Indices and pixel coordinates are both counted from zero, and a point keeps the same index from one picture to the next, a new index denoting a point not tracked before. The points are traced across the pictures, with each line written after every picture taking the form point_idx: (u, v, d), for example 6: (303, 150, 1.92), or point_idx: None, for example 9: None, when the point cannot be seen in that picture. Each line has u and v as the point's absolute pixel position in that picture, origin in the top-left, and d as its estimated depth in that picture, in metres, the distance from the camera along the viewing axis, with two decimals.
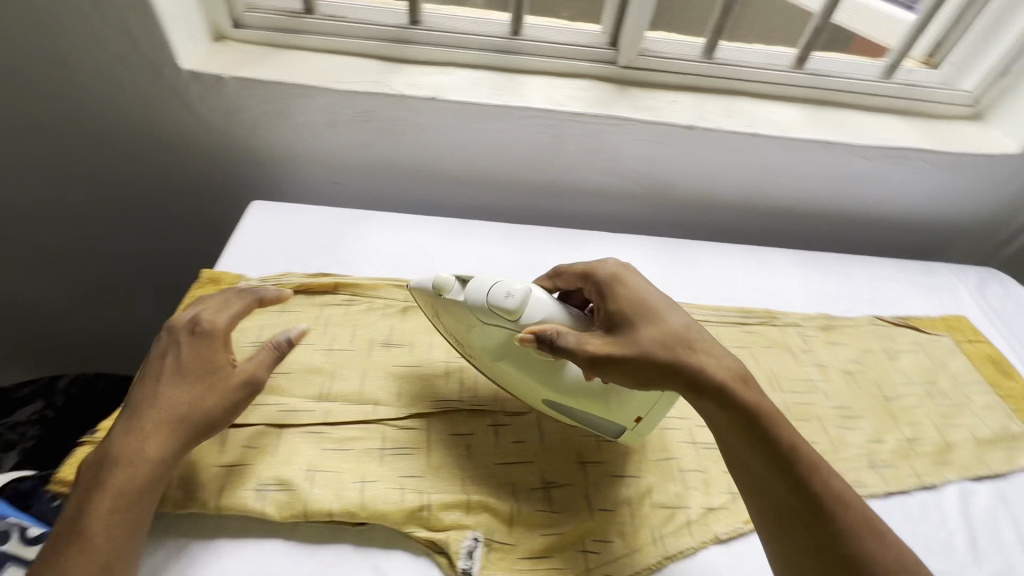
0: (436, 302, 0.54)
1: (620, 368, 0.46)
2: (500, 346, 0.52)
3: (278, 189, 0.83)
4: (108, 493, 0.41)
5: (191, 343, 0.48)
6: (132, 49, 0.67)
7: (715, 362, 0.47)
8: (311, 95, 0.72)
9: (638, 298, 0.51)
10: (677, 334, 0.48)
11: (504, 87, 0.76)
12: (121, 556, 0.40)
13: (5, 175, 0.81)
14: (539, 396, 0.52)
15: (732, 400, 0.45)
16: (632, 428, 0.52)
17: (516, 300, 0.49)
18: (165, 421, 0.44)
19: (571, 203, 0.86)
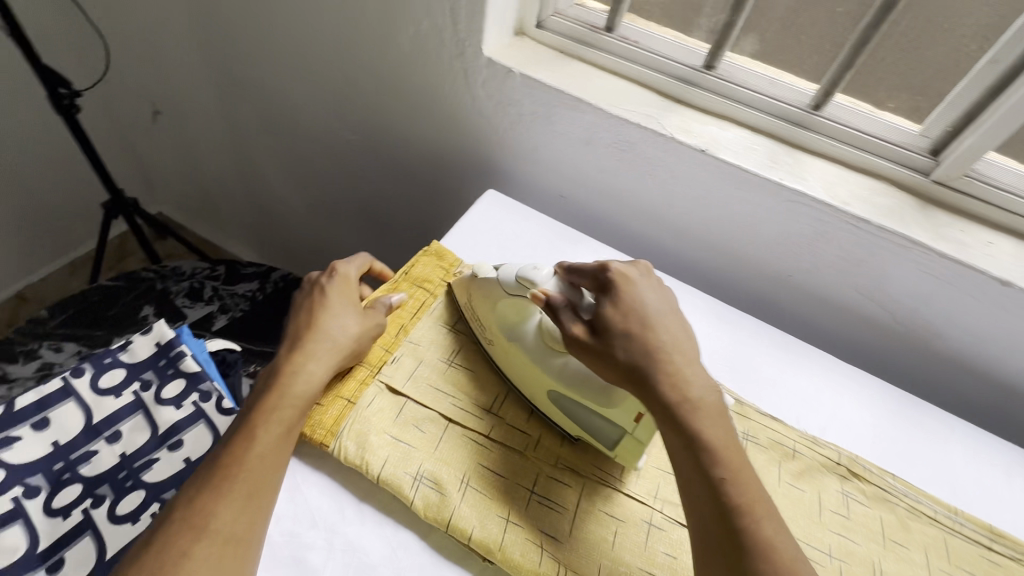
0: (471, 286, 0.56)
1: (596, 360, 0.46)
2: (519, 323, 0.52)
3: (508, 181, 0.86)
4: (272, 398, 0.45)
5: (332, 286, 0.54)
6: (449, 27, 0.72)
7: (685, 385, 0.44)
8: (582, 111, 0.71)
9: (632, 299, 0.47)
10: (654, 345, 0.45)
11: (783, 162, 0.68)
12: (278, 459, 0.43)
13: (310, 97, 0.95)
14: (544, 387, 0.51)
15: (681, 423, 0.42)
16: (633, 432, 0.47)
17: (539, 275, 0.50)
18: (320, 342, 0.49)
19: (798, 303, 0.75)
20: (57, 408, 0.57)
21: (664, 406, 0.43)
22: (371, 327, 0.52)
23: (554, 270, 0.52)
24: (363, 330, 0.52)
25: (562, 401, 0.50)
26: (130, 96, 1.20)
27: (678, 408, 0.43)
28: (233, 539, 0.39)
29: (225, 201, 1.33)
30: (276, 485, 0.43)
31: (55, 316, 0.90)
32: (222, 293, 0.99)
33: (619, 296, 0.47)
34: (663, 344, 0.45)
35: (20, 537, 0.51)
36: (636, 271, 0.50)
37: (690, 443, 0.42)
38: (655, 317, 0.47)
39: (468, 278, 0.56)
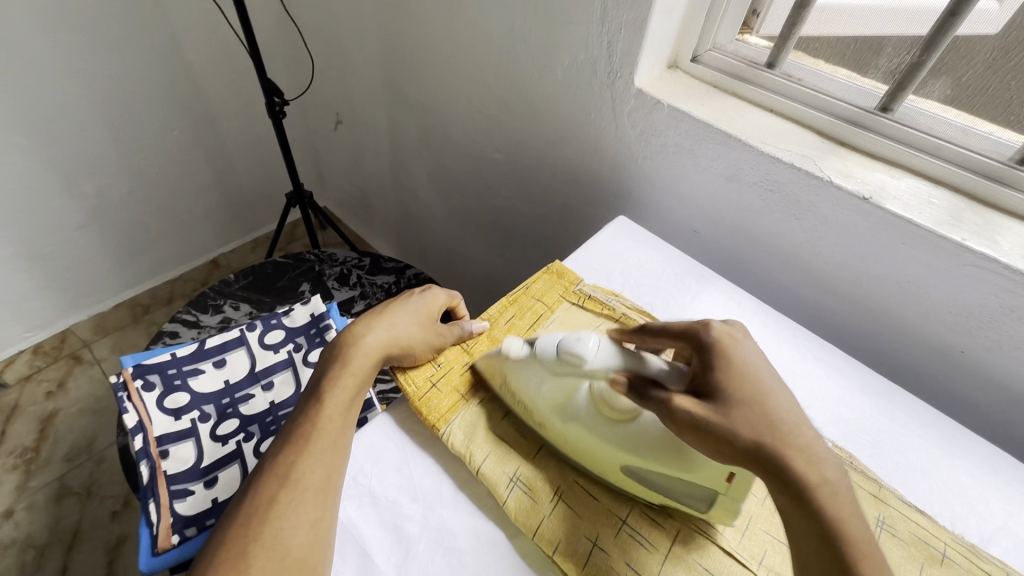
0: (503, 367, 0.51)
1: (713, 440, 0.41)
2: (568, 402, 0.48)
3: (640, 210, 0.85)
4: (339, 368, 0.51)
5: (412, 297, 0.59)
6: (605, 58, 0.74)
7: (818, 464, 0.40)
8: (729, 146, 0.69)
9: (745, 366, 0.44)
10: (777, 420, 0.41)
11: (970, 221, 0.59)
12: (343, 423, 0.48)
13: (464, 115, 1.04)
14: (617, 461, 0.46)
15: (817, 510, 0.38)
16: (725, 493, 0.44)
17: (585, 347, 0.47)
18: (378, 326, 0.54)
19: (970, 387, 0.64)
20: (233, 352, 0.70)
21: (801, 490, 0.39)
22: (431, 331, 0.56)
23: (601, 341, 0.48)
24: (421, 326, 0.56)
25: (648, 474, 0.46)
26: (321, 107, 1.43)
27: (815, 493, 0.39)
28: (312, 487, 0.43)
29: (378, 201, 1.51)
30: (347, 442, 0.47)
31: (237, 280, 1.09)
32: (365, 281, 1.10)
33: (729, 360, 0.44)
34: (788, 419, 0.42)
35: (190, 452, 0.62)
36: (733, 335, 0.47)
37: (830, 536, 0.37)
38: (768, 387, 0.43)
39: (496, 356, 0.52)
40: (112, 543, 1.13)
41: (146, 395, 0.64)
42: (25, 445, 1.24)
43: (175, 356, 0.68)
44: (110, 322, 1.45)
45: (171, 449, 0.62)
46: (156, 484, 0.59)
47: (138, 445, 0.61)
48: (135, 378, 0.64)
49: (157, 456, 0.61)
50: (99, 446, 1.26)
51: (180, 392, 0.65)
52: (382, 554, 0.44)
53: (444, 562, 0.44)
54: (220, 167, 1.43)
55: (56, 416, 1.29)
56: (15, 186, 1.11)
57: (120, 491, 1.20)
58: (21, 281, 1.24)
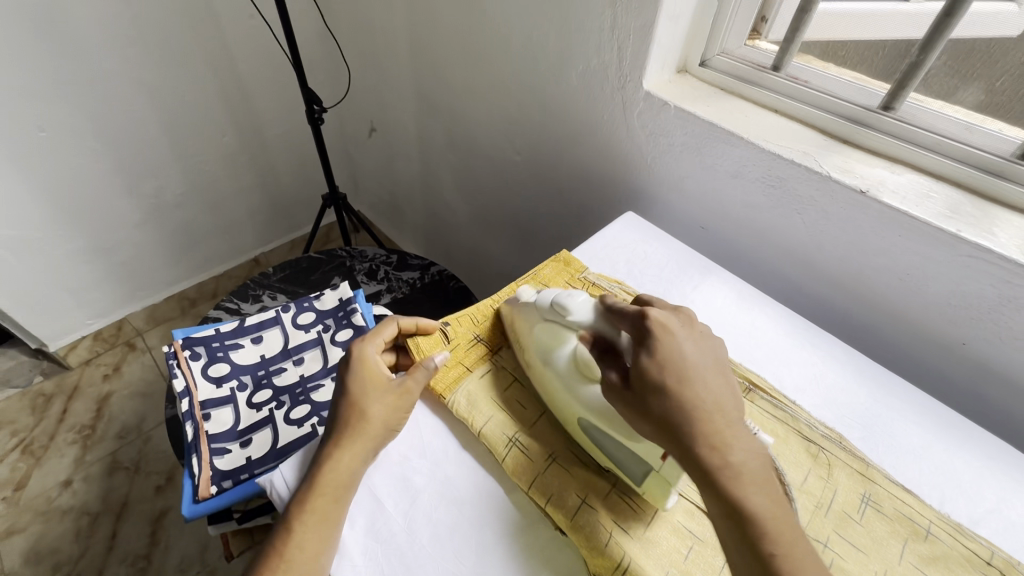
0: (515, 311, 0.58)
1: (635, 413, 0.44)
2: (555, 350, 0.53)
3: (650, 208, 0.89)
4: (308, 492, 0.47)
5: (352, 373, 0.53)
6: (616, 65, 0.79)
7: (726, 446, 0.41)
8: (732, 145, 0.72)
9: (672, 353, 0.44)
10: (692, 403, 0.43)
11: (968, 214, 0.60)
12: (316, 551, 0.44)
13: (487, 120, 1.11)
14: (575, 415, 0.51)
15: (720, 490, 0.40)
16: (659, 470, 0.46)
17: (572, 301, 0.52)
18: (342, 436, 0.49)
19: (973, 379, 0.65)
20: (269, 330, 0.77)
21: (706, 472, 0.41)
22: (395, 402, 0.51)
23: (593, 302, 0.52)
24: (381, 401, 0.51)
25: (589, 426, 0.50)
26: (357, 115, 1.52)
27: (719, 473, 0.41)
28: None
29: (407, 204, 1.59)
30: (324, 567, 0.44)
31: (276, 273, 1.18)
32: (391, 276, 1.17)
33: (657, 347, 0.45)
34: (704, 403, 0.43)
35: (229, 416, 0.69)
36: (678, 320, 0.48)
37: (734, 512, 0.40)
38: (693, 369, 0.44)
39: (513, 303, 0.60)
40: (156, 514, 1.23)
41: (193, 363, 0.72)
42: (83, 422, 1.36)
43: (219, 331, 0.76)
44: (160, 314, 1.57)
45: (213, 412, 0.69)
46: (198, 441, 0.66)
47: (184, 407, 0.68)
48: (183, 348, 0.72)
49: (200, 417, 0.68)
50: (147, 426, 1.37)
51: (222, 362, 0.73)
52: (392, 500, 0.49)
53: (446, 509, 0.48)
54: (264, 171, 1.54)
55: (110, 397, 1.41)
56: (85, 186, 1.24)
57: (164, 468, 1.30)
58: (86, 272, 1.37)
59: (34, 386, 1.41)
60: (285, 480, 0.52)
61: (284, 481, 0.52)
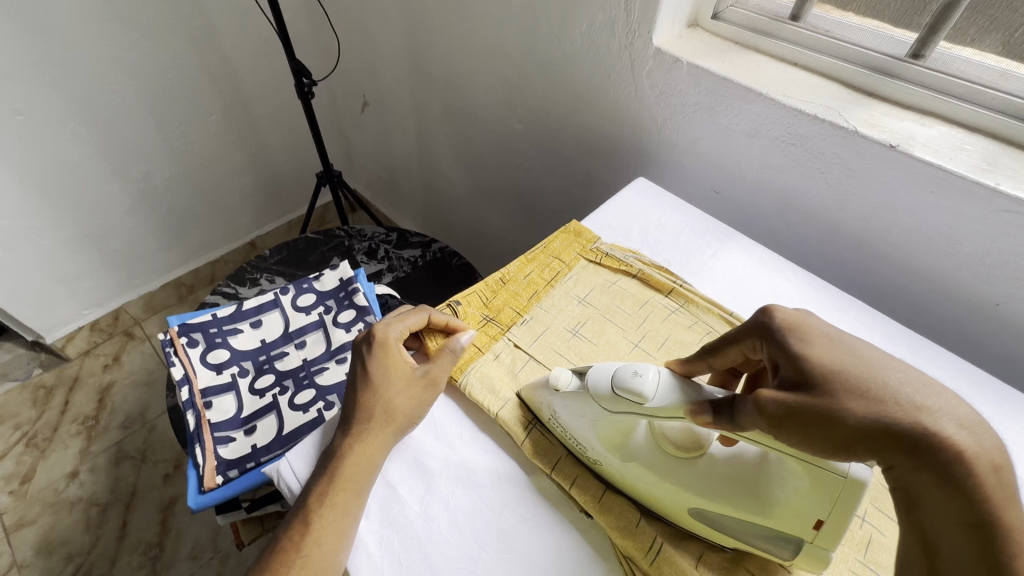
0: (552, 403, 0.47)
1: (819, 422, 0.35)
2: (627, 440, 0.44)
3: (660, 173, 0.85)
4: (326, 482, 0.45)
5: (373, 358, 0.51)
6: (624, 18, 0.74)
7: (965, 430, 0.32)
8: (749, 102, 0.68)
9: (832, 337, 0.38)
10: (896, 381, 0.35)
11: (1007, 165, 0.56)
12: (335, 542, 0.42)
13: (486, 87, 1.05)
14: (682, 505, 0.42)
15: (966, 487, 0.31)
16: (813, 541, 0.39)
17: (644, 383, 0.41)
18: (362, 425, 0.48)
19: (1004, 340, 0.62)
20: (268, 313, 0.74)
21: (942, 466, 0.32)
22: (416, 393, 0.50)
23: (659, 368, 0.42)
24: (402, 390, 0.49)
25: (712, 516, 0.42)
26: (349, 89, 1.46)
27: (966, 465, 0.31)
28: None
29: (405, 180, 1.54)
30: (341, 557, 0.42)
31: (273, 255, 1.14)
32: (392, 255, 1.13)
33: (810, 339, 0.39)
34: (908, 384, 0.35)
35: (231, 403, 0.67)
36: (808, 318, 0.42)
37: (975, 519, 0.31)
38: (869, 355, 0.37)
39: (546, 390, 0.47)
40: (165, 502, 1.22)
41: (190, 350, 0.69)
42: (86, 413, 1.34)
43: (216, 316, 0.72)
44: (157, 301, 1.54)
45: (214, 401, 0.66)
46: (201, 431, 0.64)
47: (184, 396, 0.66)
48: (180, 335, 0.69)
49: (201, 406, 0.65)
50: (151, 415, 1.35)
51: (221, 348, 0.70)
52: (406, 486, 0.47)
53: (463, 494, 0.46)
54: (254, 150, 1.49)
55: (112, 387, 1.39)
56: (68, 171, 1.19)
57: (171, 456, 1.29)
58: (77, 261, 1.33)
59: (33, 378, 1.38)
60: (293, 470, 0.50)
61: (292, 470, 0.49)
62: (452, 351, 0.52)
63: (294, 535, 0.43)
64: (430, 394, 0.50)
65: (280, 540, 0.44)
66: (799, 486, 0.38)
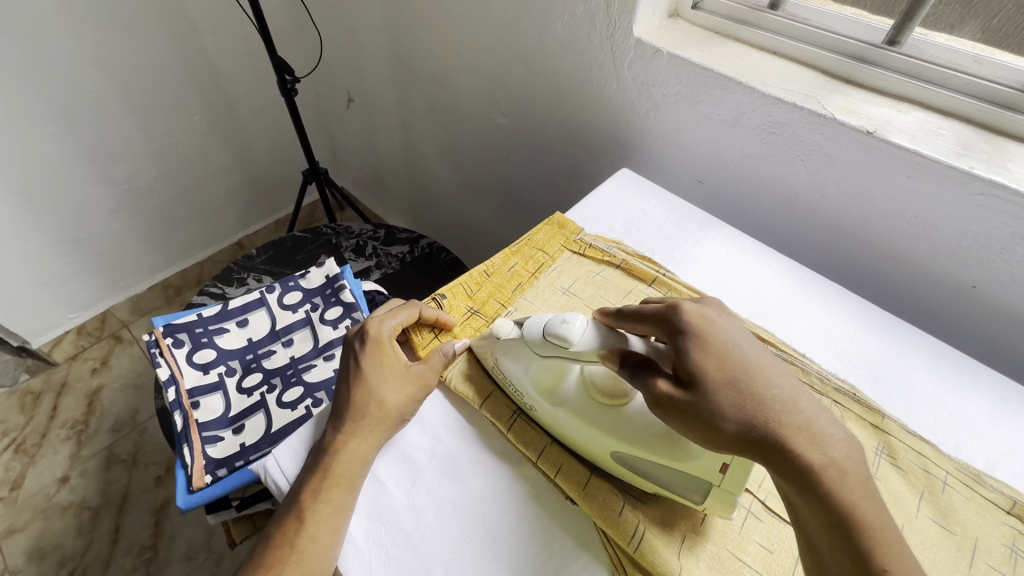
0: (495, 351, 0.50)
1: (699, 423, 0.38)
2: (557, 386, 0.47)
3: (644, 164, 0.85)
4: (318, 478, 0.45)
5: (367, 354, 0.51)
6: (605, 9, 0.74)
7: (823, 441, 0.37)
8: (730, 91, 0.68)
9: (727, 345, 0.40)
10: (768, 396, 0.38)
11: (982, 150, 0.57)
12: (329, 538, 0.42)
13: (470, 81, 1.05)
14: (604, 449, 0.45)
15: (821, 493, 0.36)
16: (718, 485, 0.41)
17: (573, 330, 0.44)
18: (354, 422, 0.47)
19: (981, 321, 0.64)
20: (254, 312, 0.74)
21: (802, 473, 0.36)
22: (408, 390, 0.50)
23: (587, 318, 0.45)
24: (395, 387, 0.50)
25: (628, 459, 0.44)
26: (333, 86, 1.45)
27: (820, 475, 0.36)
28: None
29: (392, 177, 1.53)
30: (332, 552, 0.42)
31: (260, 254, 1.13)
32: (380, 251, 1.13)
33: (705, 340, 0.40)
34: (780, 397, 0.38)
35: (219, 403, 0.67)
36: (713, 309, 0.43)
37: (839, 520, 0.35)
38: (751, 364, 0.40)
39: (489, 341, 0.51)
40: (158, 504, 1.21)
41: (176, 351, 0.68)
42: (75, 418, 1.33)
43: (201, 315, 0.72)
44: (145, 304, 1.53)
45: (201, 400, 0.66)
46: (189, 431, 0.64)
47: (171, 396, 0.65)
48: (165, 336, 0.69)
49: (188, 406, 0.65)
50: (142, 418, 1.34)
51: (207, 348, 0.70)
52: (393, 479, 0.47)
53: (450, 485, 0.47)
54: (239, 148, 1.48)
55: (101, 391, 1.38)
56: (49, 174, 1.17)
57: (163, 458, 1.28)
58: (62, 265, 1.32)
59: (20, 384, 1.37)
60: (280, 466, 0.50)
61: (280, 467, 0.49)
62: (444, 353, 0.52)
63: (287, 532, 0.43)
64: (422, 391, 0.50)
65: (273, 537, 0.44)
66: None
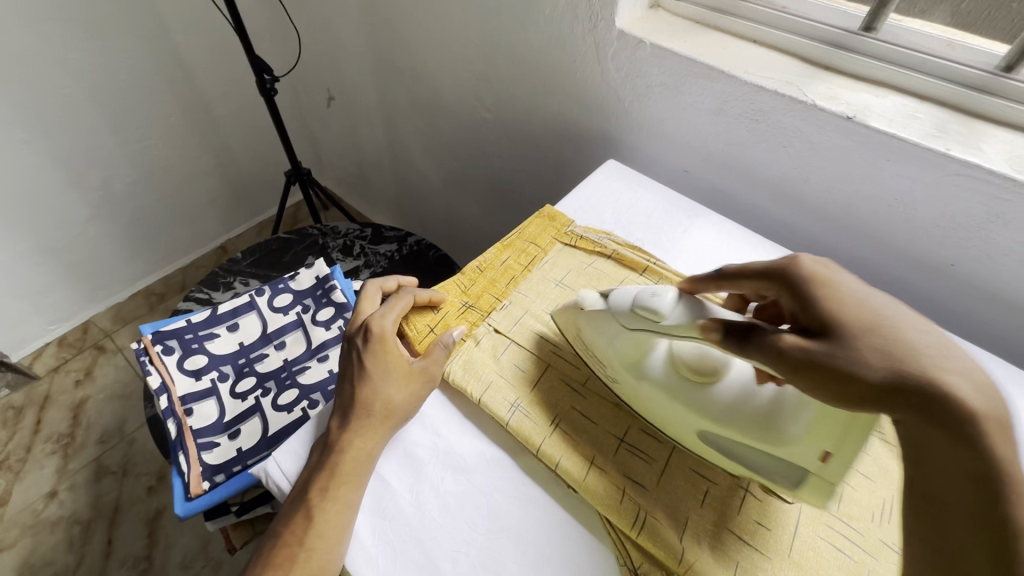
0: (579, 320, 0.50)
1: (836, 374, 0.35)
2: (642, 360, 0.47)
3: (629, 155, 0.86)
4: (326, 476, 0.45)
5: (370, 350, 0.51)
6: (586, 2, 0.74)
7: (970, 384, 0.32)
8: (713, 79, 0.69)
9: (853, 296, 0.37)
10: (917, 342, 0.34)
11: (956, 132, 0.59)
12: (337, 535, 0.43)
13: (453, 76, 1.05)
14: (693, 427, 0.45)
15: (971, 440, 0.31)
16: (817, 474, 0.39)
17: (663, 302, 0.44)
18: (361, 418, 0.48)
19: (959, 298, 0.66)
20: (244, 316, 0.73)
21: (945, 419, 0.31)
22: (414, 386, 0.50)
23: (677, 292, 0.45)
24: (399, 383, 0.50)
25: (717, 440, 0.44)
26: (312, 84, 1.43)
27: (969, 420, 0.31)
28: None
29: (376, 175, 1.52)
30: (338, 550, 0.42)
31: (245, 257, 1.12)
32: (368, 250, 1.13)
33: (831, 292, 0.38)
34: (924, 343, 0.34)
35: (213, 409, 0.66)
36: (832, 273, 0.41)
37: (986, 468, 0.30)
38: (887, 313, 0.36)
39: (574, 310, 0.51)
40: (151, 515, 1.20)
41: (166, 358, 0.67)
42: (60, 431, 1.30)
43: (191, 321, 0.71)
44: (127, 312, 1.49)
45: (195, 407, 0.65)
46: (184, 438, 0.63)
47: (163, 404, 0.64)
48: (154, 343, 0.68)
49: (182, 413, 0.64)
50: (130, 428, 1.32)
51: (198, 354, 0.69)
52: (394, 476, 0.47)
53: (453, 479, 0.47)
54: (218, 150, 1.45)
55: (86, 403, 1.35)
56: (22, 182, 1.14)
57: (154, 468, 1.26)
58: (39, 275, 1.28)
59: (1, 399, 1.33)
60: (280, 468, 0.49)
61: (279, 469, 0.49)
62: (444, 347, 0.52)
63: (293, 530, 0.43)
64: (427, 387, 0.51)
65: (277, 536, 0.44)
66: (811, 420, 0.40)
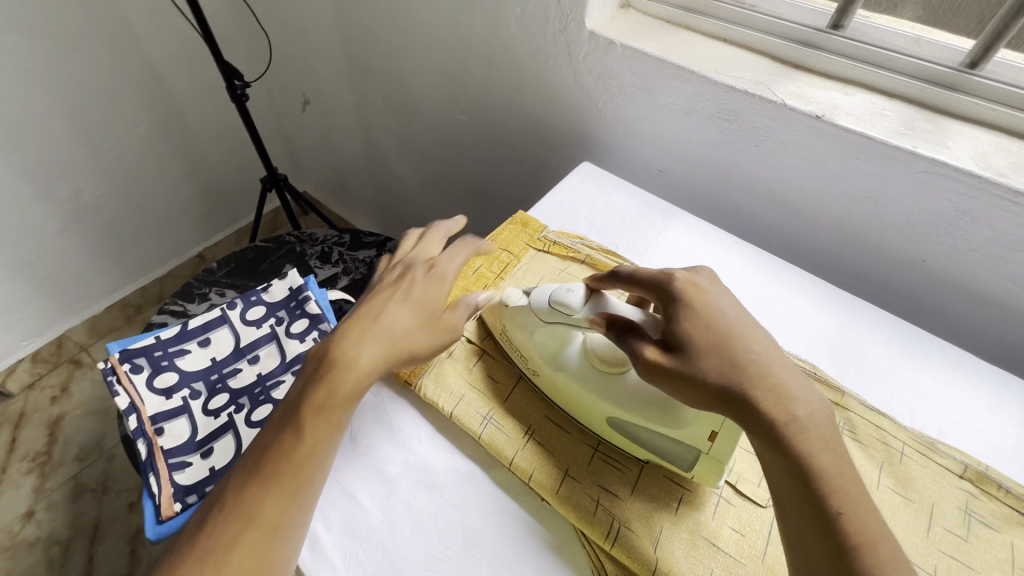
0: (503, 314, 0.52)
1: (683, 386, 0.38)
2: (560, 352, 0.48)
3: (605, 156, 0.86)
4: (322, 389, 0.40)
5: (423, 281, 0.47)
6: (555, 4, 0.73)
7: (789, 399, 0.36)
8: (684, 80, 0.69)
9: (711, 314, 0.40)
10: (747, 359, 0.38)
11: (924, 129, 0.59)
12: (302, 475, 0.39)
13: (427, 79, 1.03)
14: (601, 413, 0.46)
15: (788, 449, 0.35)
16: (708, 452, 0.43)
17: (574, 297, 0.46)
18: (375, 347, 0.42)
19: (931, 292, 0.66)
20: (216, 330, 0.72)
21: (769, 430, 0.36)
22: (435, 330, 0.44)
23: (585, 287, 0.47)
24: (423, 326, 0.44)
25: (622, 424, 0.46)
26: (286, 88, 1.40)
27: (783, 431, 0.35)
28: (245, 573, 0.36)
29: (355, 179, 1.50)
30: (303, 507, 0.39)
31: (220, 268, 1.10)
32: (346, 257, 1.11)
33: (693, 306, 0.40)
34: (755, 360, 0.38)
35: (185, 427, 0.64)
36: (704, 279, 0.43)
37: (797, 468, 0.35)
38: (735, 329, 0.39)
39: (497, 305, 0.52)
40: (133, 532, 1.18)
41: (135, 376, 0.66)
42: (36, 449, 1.27)
43: (160, 338, 0.70)
44: (103, 325, 1.46)
45: (165, 426, 0.64)
46: (154, 459, 0.61)
47: (133, 424, 0.63)
48: (122, 362, 0.66)
49: (152, 433, 0.63)
50: (109, 444, 1.29)
51: (168, 371, 0.67)
52: (366, 494, 0.46)
53: (426, 496, 0.46)
54: (191, 158, 1.42)
55: (62, 420, 1.32)
56: None
57: (135, 483, 1.24)
58: (8, 291, 1.25)
59: None
60: None
61: None
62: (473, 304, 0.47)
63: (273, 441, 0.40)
64: (449, 335, 0.45)
65: (256, 445, 0.41)
66: None
